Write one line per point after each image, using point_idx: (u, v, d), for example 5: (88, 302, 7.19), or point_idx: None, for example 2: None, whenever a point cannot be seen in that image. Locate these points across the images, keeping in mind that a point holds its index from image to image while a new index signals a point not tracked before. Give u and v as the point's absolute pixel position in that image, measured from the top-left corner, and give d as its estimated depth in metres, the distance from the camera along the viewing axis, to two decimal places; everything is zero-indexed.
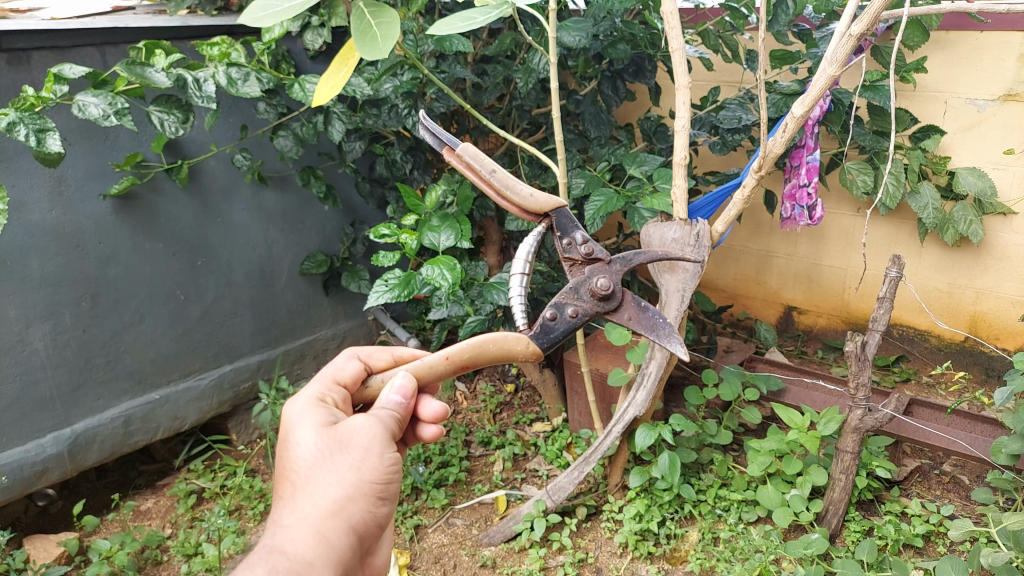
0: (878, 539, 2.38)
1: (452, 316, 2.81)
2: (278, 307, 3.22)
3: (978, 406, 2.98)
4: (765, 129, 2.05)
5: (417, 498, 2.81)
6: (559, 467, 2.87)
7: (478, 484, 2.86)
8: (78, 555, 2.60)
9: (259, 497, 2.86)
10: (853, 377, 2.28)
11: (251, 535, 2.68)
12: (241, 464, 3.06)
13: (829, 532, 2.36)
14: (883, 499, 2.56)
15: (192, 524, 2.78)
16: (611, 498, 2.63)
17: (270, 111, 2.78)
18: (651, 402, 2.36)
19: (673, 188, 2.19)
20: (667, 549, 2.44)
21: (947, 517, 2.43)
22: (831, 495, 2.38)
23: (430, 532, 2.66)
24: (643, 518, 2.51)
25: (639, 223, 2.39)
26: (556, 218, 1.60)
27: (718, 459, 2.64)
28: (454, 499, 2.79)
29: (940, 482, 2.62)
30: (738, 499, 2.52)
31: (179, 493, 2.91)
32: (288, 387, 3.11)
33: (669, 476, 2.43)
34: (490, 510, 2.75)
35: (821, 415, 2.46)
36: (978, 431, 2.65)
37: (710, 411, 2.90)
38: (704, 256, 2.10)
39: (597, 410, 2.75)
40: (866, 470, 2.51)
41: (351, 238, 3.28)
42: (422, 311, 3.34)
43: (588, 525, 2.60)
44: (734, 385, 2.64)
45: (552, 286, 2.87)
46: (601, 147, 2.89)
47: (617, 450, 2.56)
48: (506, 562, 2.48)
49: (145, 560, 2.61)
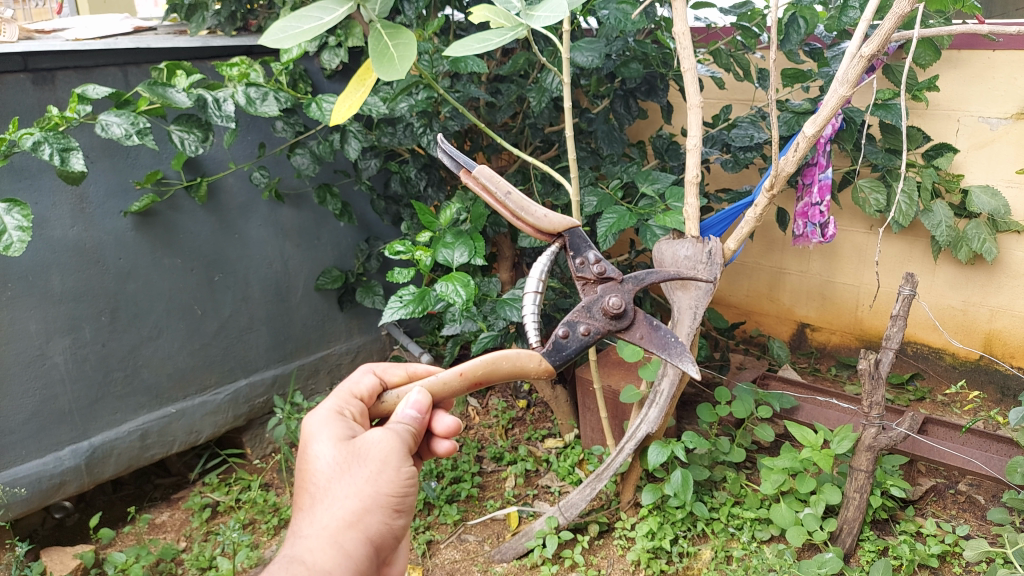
0: (893, 559, 2.36)
1: (465, 332, 2.82)
2: (293, 321, 3.24)
3: (994, 425, 2.97)
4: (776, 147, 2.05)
5: (429, 513, 2.82)
6: (571, 484, 2.87)
7: (489, 501, 2.87)
8: (94, 567, 2.61)
9: (272, 511, 2.88)
10: (867, 395, 2.27)
11: (265, 549, 2.70)
12: (255, 479, 3.08)
13: (843, 552, 2.35)
14: (897, 518, 2.54)
15: (206, 538, 2.79)
16: (623, 515, 2.63)
17: (288, 129, 2.80)
18: (664, 419, 2.36)
19: (685, 206, 2.20)
20: (679, 566, 2.44)
21: (962, 537, 2.42)
22: (845, 514, 2.37)
23: (442, 548, 2.67)
24: (656, 536, 2.51)
25: (651, 241, 2.43)
26: (568, 238, 1.60)
27: (731, 477, 2.63)
28: (466, 515, 2.80)
29: (956, 501, 2.61)
30: (751, 517, 2.52)
31: (194, 507, 2.94)
32: (302, 402, 3.12)
33: (681, 492, 2.43)
34: (502, 527, 2.75)
35: (834, 432, 2.45)
36: (993, 451, 2.64)
37: (723, 429, 2.90)
38: (716, 273, 2.10)
39: (609, 426, 2.75)
40: (880, 489, 2.50)
41: (365, 255, 3.27)
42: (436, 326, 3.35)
43: (599, 544, 2.58)
44: (747, 402, 2.63)
45: (564, 302, 2.93)
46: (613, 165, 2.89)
47: (629, 467, 2.57)
48: None
49: (160, 572, 2.63)
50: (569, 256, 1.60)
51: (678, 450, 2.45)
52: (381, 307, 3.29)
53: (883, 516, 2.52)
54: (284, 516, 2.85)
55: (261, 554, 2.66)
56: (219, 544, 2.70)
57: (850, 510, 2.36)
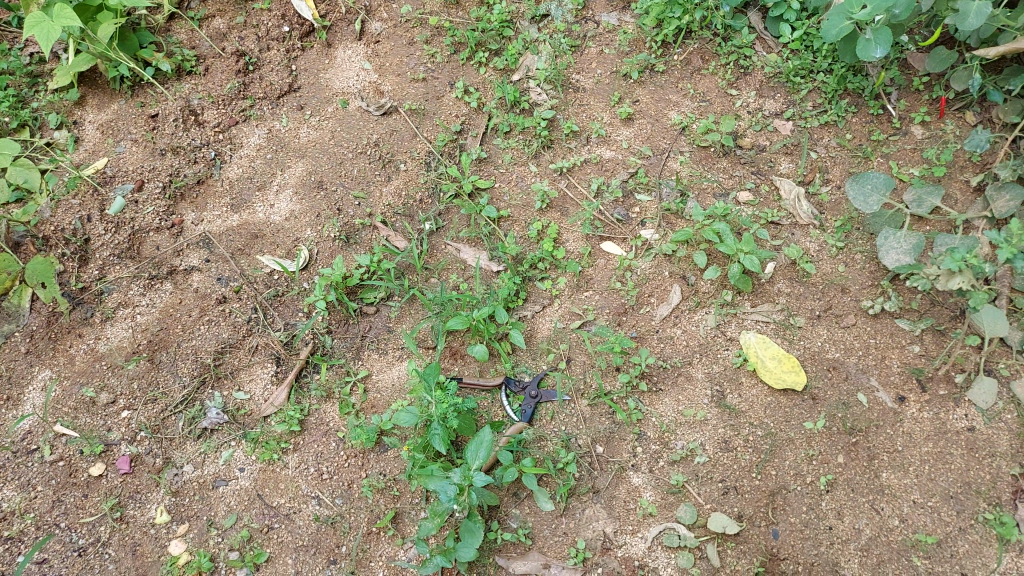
0: (694, 394, 1.98)
1: (516, 144, 2.47)
2: (307, 66, 2.70)
3: (995, 425, 1.81)
4: (873, 45, 2.02)
5: (450, 160, 2.48)
6: (623, 215, 2.30)
7: (449, 43, 2.66)
8: (60, 139, 2.53)
9: (239, 97, 2.61)
10: (931, 357, 1.92)
11: (230, 193, 2.45)
12: (231, 127, 2.56)
13: (657, 418, 1.95)
14: (959, 394, 1.86)
15: (172, 146, 2.49)
16: (665, 340, 2.07)
17: (401, 46, 2.70)
18: (708, 342, 2.05)
19: (879, 154, 2.20)
20: (545, 296, 2.21)
21: (879, 520, 1.74)
22: (758, 467, 1.85)
23: (445, 221, 2.39)
24: (660, 337, 2.08)
25: (733, 117, 2.37)
26: (529, 417, 1.99)
27: (801, 290, 2.08)
28: (426, 69, 2.65)
29: (943, 382, 1.88)
30: (806, 349, 1.99)
31: (172, 27, 2.71)
32: (291, 156, 2.52)
33: (668, 265, 2.18)
34: (525, 201, 2.38)
35: (921, 340, 1.94)
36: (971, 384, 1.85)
37: (832, 155, 2.25)
38: (925, 208, 2.01)
39: (687, 194, 2.28)
40: (952, 367, 1.89)
41: (419, 45, 2.69)
42: (488, 74, 2.61)
43: (520, 116, 2.50)
44: (884, 216, 2.06)
45: (633, 123, 2.45)
46: (706, 19, 2.48)
47: (667, 318, 2.10)
48: (292, 272, 2.29)
49: (95, 197, 2.38)
50: (552, 402, 2.02)
51: (673, 208, 2.26)
52: (429, 83, 2.63)
53: (893, 55, 2.25)
54: (251, 97, 2.62)
55: (245, 203, 2.44)
56: (186, 174, 2.46)
57: (821, 273, 2.09)
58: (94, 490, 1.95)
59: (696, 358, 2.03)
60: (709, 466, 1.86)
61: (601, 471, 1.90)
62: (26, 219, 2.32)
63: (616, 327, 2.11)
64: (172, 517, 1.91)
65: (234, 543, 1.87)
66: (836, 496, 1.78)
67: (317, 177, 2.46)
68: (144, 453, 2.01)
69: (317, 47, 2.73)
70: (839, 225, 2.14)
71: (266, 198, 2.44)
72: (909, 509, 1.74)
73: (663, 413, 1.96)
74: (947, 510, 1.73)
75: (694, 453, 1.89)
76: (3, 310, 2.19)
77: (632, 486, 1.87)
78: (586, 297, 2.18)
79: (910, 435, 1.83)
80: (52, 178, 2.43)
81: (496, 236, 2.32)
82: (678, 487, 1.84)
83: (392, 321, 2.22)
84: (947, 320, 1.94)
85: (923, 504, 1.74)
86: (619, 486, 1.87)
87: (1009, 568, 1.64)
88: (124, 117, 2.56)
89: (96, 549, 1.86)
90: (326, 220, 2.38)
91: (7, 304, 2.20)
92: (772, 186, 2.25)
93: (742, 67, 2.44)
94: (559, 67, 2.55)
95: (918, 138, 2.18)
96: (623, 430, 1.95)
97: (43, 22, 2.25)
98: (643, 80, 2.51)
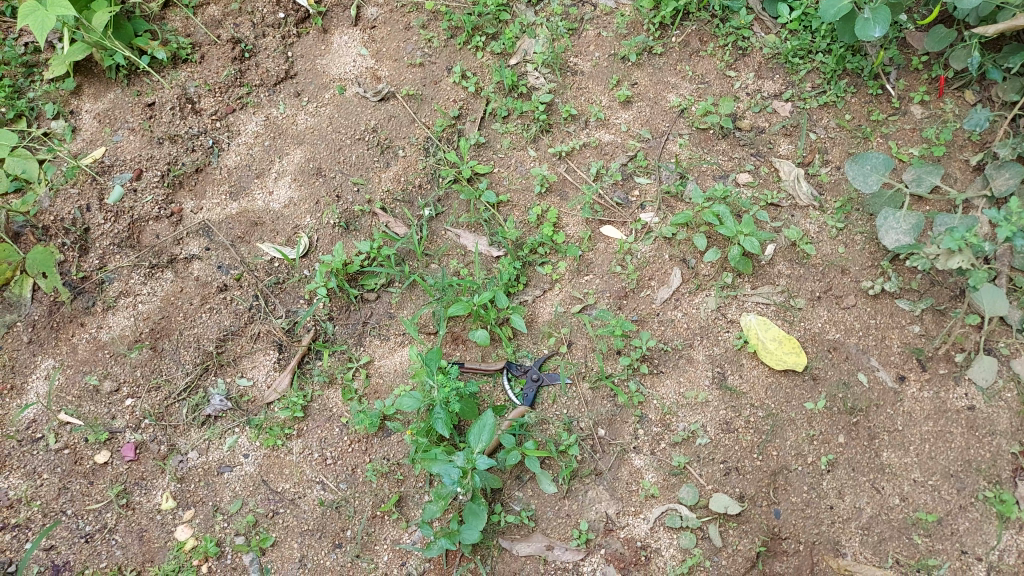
0: (696, 376, 1.98)
1: (514, 128, 2.46)
2: (304, 52, 2.69)
3: (995, 403, 1.82)
4: (872, 25, 2.01)
5: (447, 146, 2.47)
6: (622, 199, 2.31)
7: (445, 26, 2.65)
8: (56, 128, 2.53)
9: (236, 84, 2.60)
10: (931, 337, 1.92)
11: (229, 180, 2.45)
12: (228, 115, 2.56)
13: (659, 400, 1.95)
14: (958, 372, 1.87)
15: (170, 134, 2.49)
16: (666, 323, 2.07)
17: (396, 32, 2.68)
18: (709, 324, 2.05)
19: (879, 134, 2.20)
20: (546, 280, 2.21)
21: (880, 500, 1.76)
22: (760, 448, 1.86)
23: (444, 207, 2.39)
24: (661, 320, 2.08)
25: (732, 98, 2.36)
26: (531, 401, 2.00)
27: (802, 271, 2.08)
28: (423, 53, 2.63)
29: (943, 361, 1.89)
30: (806, 330, 1.99)
31: (166, 14, 2.68)
32: (288, 143, 2.51)
33: (669, 248, 2.18)
34: (524, 185, 2.38)
35: (921, 319, 1.95)
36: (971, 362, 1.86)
37: (832, 135, 2.25)
38: (924, 188, 2.01)
39: (686, 176, 2.28)
40: (952, 346, 1.90)
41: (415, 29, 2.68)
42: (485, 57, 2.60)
43: (518, 100, 2.49)
44: (884, 197, 2.06)
45: (632, 106, 2.44)
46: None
47: (668, 301, 2.11)
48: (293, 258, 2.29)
49: (94, 186, 2.38)
50: (553, 385, 2.03)
51: (672, 191, 2.26)
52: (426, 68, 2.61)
53: (892, 34, 2.24)
54: (248, 84, 2.61)
55: (244, 191, 2.44)
56: (184, 162, 2.45)
57: (821, 254, 2.09)
58: (100, 478, 1.96)
59: (697, 340, 2.04)
60: (711, 447, 1.88)
61: (603, 454, 1.91)
62: (26, 209, 2.33)
63: (617, 311, 2.11)
64: (178, 503, 1.93)
65: (240, 529, 1.89)
66: (837, 475, 1.80)
67: (316, 163, 2.45)
68: (149, 440, 2.02)
69: (313, 33, 2.72)
70: (838, 205, 2.14)
71: (265, 185, 2.44)
72: (910, 488, 1.76)
73: (665, 395, 1.96)
74: (947, 488, 1.75)
75: (696, 434, 1.89)
76: (5, 301, 2.21)
77: (634, 468, 1.88)
78: (587, 281, 2.18)
79: (910, 414, 1.84)
80: (51, 168, 2.43)
81: (496, 222, 2.33)
82: (680, 468, 1.86)
83: (392, 307, 2.23)
84: (947, 300, 1.95)
85: (923, 482, 1.76)
86: (622, 468, 1.88)
87: (1008, 544, 1.67)
88: (120, 105, 2.55)
89: (103, 536, 1.88)
90: (326, 207, 2.38)
91: (9, 294, 2.22)
92: (771, 168, 2.25)
93: (741, 48, 2.43)
94: (556, 50, 2.54)
95: (917, 118, 2.18)
96: (625, 413, 1.95)
97: (38, 11, 2.24)
98: (642, 62, 2.50)
